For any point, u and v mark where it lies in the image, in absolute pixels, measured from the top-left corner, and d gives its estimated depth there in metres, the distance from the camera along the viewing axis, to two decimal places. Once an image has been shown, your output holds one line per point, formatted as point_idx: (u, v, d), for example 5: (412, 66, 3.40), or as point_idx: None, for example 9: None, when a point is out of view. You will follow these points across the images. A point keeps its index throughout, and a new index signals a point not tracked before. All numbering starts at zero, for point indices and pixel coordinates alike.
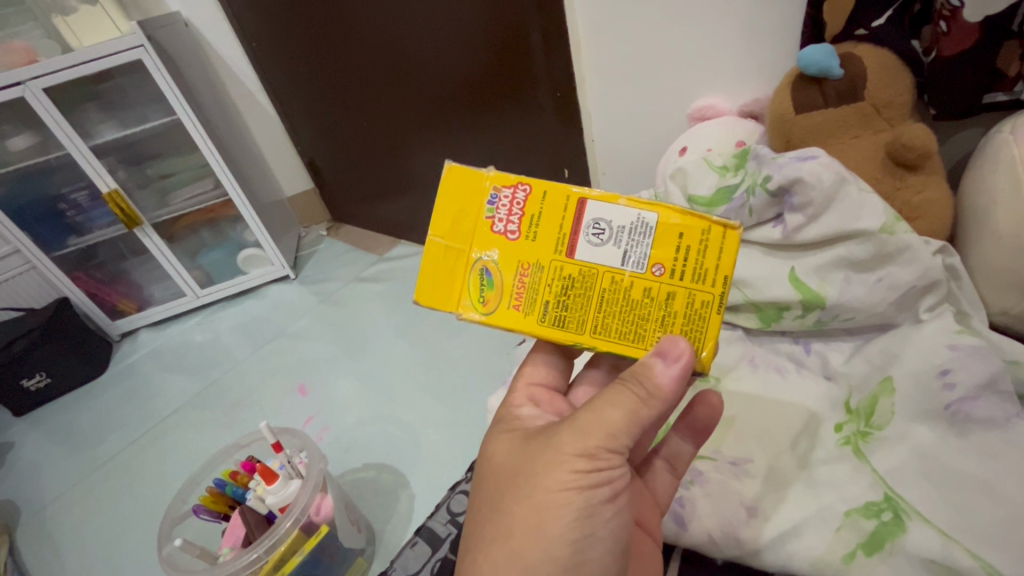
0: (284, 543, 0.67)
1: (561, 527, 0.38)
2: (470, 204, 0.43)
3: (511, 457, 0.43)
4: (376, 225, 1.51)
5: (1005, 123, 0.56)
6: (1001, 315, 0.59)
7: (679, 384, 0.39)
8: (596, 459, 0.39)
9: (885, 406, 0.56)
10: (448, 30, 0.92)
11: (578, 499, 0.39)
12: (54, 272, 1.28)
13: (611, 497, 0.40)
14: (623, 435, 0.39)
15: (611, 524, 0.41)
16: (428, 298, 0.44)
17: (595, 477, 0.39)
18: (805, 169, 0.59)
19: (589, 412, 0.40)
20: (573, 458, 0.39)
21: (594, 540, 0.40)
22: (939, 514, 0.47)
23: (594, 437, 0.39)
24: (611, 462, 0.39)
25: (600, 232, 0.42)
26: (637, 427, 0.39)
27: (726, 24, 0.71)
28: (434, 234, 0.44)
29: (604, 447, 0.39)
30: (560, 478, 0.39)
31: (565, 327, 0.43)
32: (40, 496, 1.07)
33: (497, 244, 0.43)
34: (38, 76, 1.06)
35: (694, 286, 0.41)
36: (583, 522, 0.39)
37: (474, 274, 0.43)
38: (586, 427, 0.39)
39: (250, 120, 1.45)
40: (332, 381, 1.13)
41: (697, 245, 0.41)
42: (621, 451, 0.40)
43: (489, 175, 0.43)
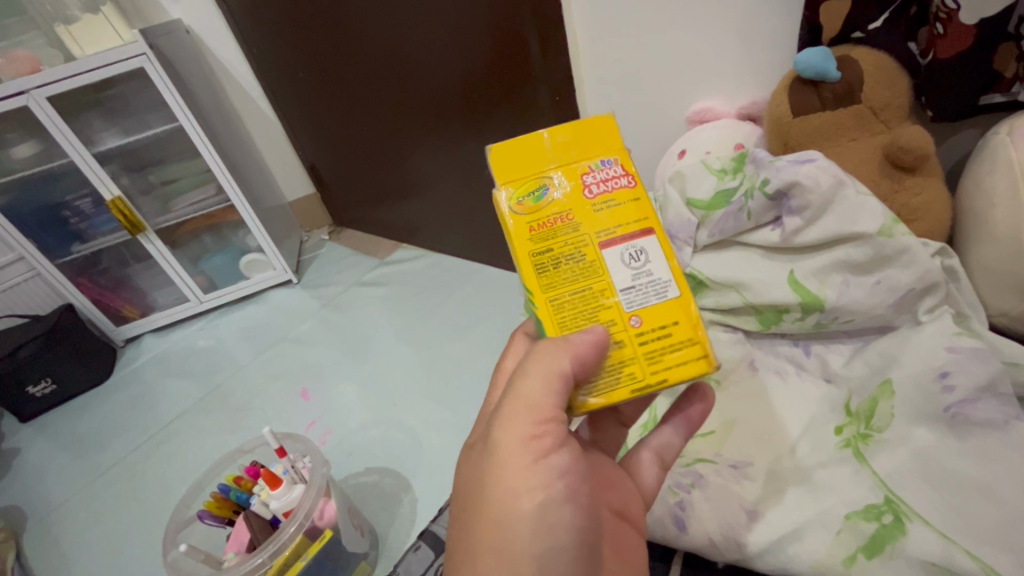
0: (288, 548, 0.68)
1: (523, 535, 0.39)
2: (592, 146, 0.43)
3: (467, 464, 0.43)
4: (377, 230, 1.52)
5: (1002, 125, 0.57)
6: (1001, 317, 0.59)
7: (590, 358, 0.38)
8: (531, 440, 0.39)
9: (885, 409, 0.56)
10: (446, 37, 0.92)
11: (534, 500, 0.39)
12: (58, 278, 1.29)
13: (562, 479, 0.40)
14: (546, 404, 0.39)
15: (572, 511, 0.41)
16: (495, 157, 0.43)
17: (541, 458, 0.39)
18: (802, 172, 0.59)
19: (513, 395, 0.40)
20: (514, 447, 0.39)
21: (559, 534, 0.40)
22: (938, 516, 0.48)
23: (527, 426, 0.39)
24: (548, 438, 0.39)
25: (635, 257, 0.41)
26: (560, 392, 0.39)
27: (722, 29, 0.72)
28: (547, 131, 0.43)
29: (533, 428, 0.39)
30: (510, 485, 0.39)
31: (538, 278, 0.41)
32: (47, 502, 1.07)
33: (572, 184, 0.42)
34: (42, 85, 1.07)
35: (642, 362, 0.40)
36: (543, 522, 0.39)
37: (534, 182, 0.42)
38: (515, 412, 0.39)
39: (252, 126, 1.46)
40: (335, 386, 1.14)
41: (678, 340, 0.40)
42: (552, 420, 0.39)
43: (623, 148, 0.43)
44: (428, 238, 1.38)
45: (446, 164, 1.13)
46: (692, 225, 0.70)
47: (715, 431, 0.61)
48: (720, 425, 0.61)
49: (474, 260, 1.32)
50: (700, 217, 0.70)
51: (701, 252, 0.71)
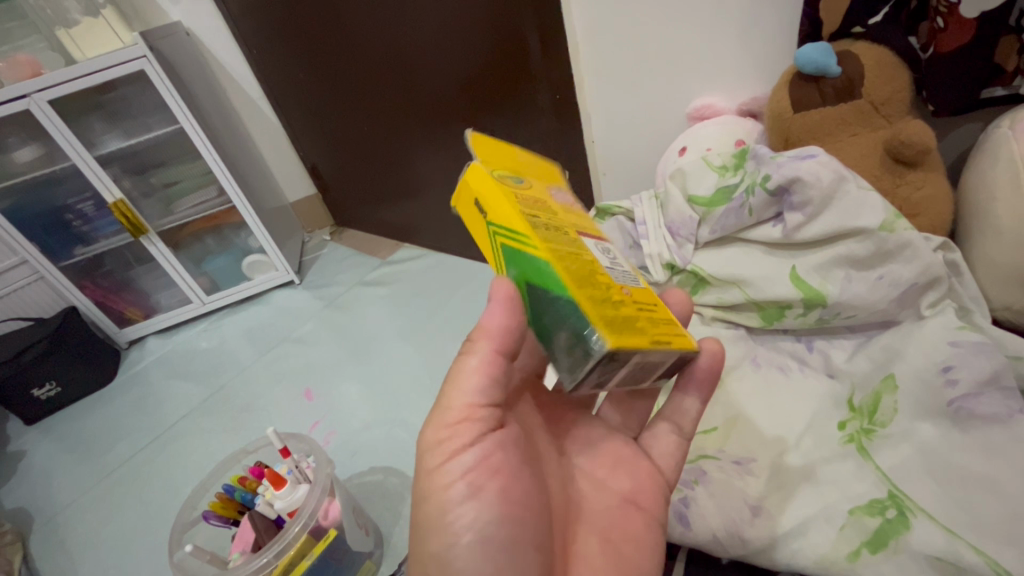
0: (293, 548, 0.68)
1: (429, 533, 0.41)
2: (550, 177, 0.49)
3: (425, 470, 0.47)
4: (379, 229, 1.52)
5: (1003, 119, 0.57)
6: (1003, 310, 0.59)
7: (512, 322, 0.40)
8: (443, 442, 0.42)
9: (888, 404, 0.56)
10: (445, 37, 0.92)
11: (440, 499, 0.41)
12: (62, 281, 1.29)
13: (467, 479, 0.41)
14: (458, 404, 0.42)
15: (479, 509, 0.40)
16: (475, 141, 0.44)
17: (452, 454, 0.41)
18: (803, 168, 0.59)
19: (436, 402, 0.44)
20: (433, 448, 0.42)
21: (458, 532, 0.40)
22: (942, 510, 0.47)
23: (438, 427, 0.42)
24: (461, 435, 0.41)
25: (609, 251, 0.43)
26: (472, 389, 0.42)
27: (721, 27, 0.71)
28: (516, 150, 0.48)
29: (443, 430, 0.41)
30: (425, 484, 0.42)
31: (535, 225, 0.39)
32: (53, 503, 1.08)
33: (542, 188, 0.45)
34: (43, 89, 1.07)
35: (649, 322, 0.38)
36: (443, 522, 0.40)
37: (511, 173, 0.44)
38: (434, 418, 0.43)
39: (253, 128, 1.47)
40: (338, 386, 1.14)
41: (666, 317, 0.41)
42: (469, 419, 0.42)
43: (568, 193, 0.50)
44: (429, 238, 1.39)
45: (446, 163, 1.14)
46: (693, 222, 0.71)
47: (717, 428, 0.61)
48: (722, 422, 0.61)
49: (475, 259, 1.32)
50: (702, 213, 0.70)
51: (703, 248, 0.71)
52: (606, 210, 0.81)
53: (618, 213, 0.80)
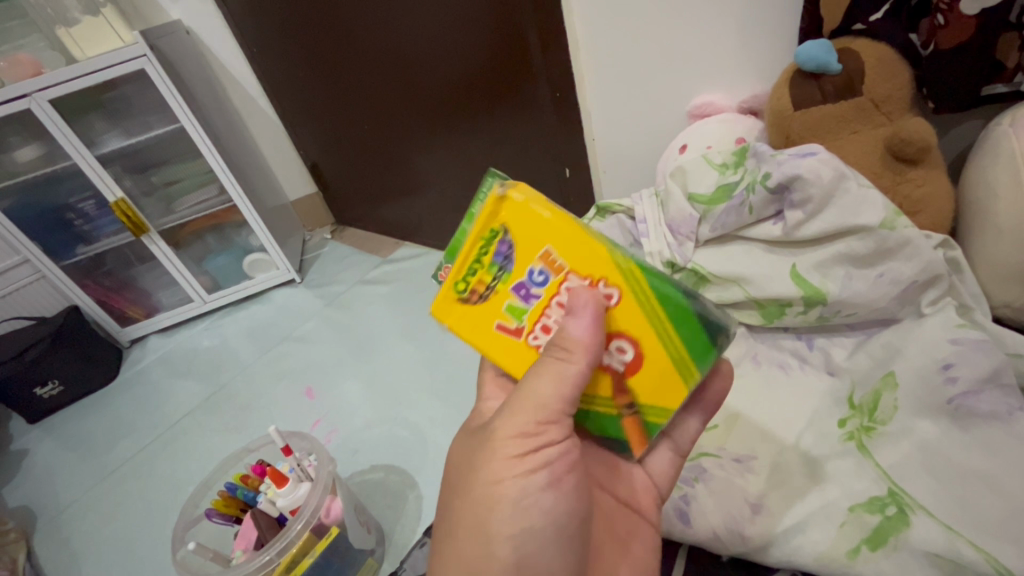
0: (296, 545, 0.68)
1: (499, 515, 0.42)
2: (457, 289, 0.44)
3: (463, 452, 0.47)
4: (380, 227, 1.52)
5: (1004, 116, 0.57)
6: (1004, 308, 0.59)
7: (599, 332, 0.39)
8: (528, 435, 0.42)
9: (888, 401, 0.56)
10: (444, 34, 0.92)
11: (515, 487, 0.42)
12: (64, 280, 1.30)
13: (547, 471, 0.43)
14: (553, 406, 0.41)
15: (553, 499, 0.43)
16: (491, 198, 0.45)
17: (534, 454, 0.42)
18: (803, 166, 0.59)
19: (521, 392, 0.41)
20: (510, 442, 0.42)
21: (535, 519, 0.43)
22: (942, 508, 0.48)
23: (522, 422, 0.42)
24: (545, 435, 0.42)
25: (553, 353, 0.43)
26: (568, 396, 0.40)
27: (721, 25, 0.71)
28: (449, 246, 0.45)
29: (534, 425, 0.41)
30: (495, 470, 0.43)
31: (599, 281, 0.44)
32: (57, 501, 1.08)
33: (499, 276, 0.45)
34: (44, 88, 1.07)
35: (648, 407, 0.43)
36: (521, 509, 0.42)
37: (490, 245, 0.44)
38: (520, 412, 0.42)
39: (253, 126, 1.47)
40: (340, 384, 1.14)
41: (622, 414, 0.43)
42: (556, 422, 0.42)
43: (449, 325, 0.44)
44: (430, 236, 1.39)
45: (448, 161, 1.14)
46: (694, 220, 0.70)
47: (717, 426, 0.61)
48: (722, 420, 0.61)
49: None
50: (702, 211, 0.70)
51: (703, 246, 0.71)
52: (606, 208, 0.81)
53: (619, 211, 0.80)
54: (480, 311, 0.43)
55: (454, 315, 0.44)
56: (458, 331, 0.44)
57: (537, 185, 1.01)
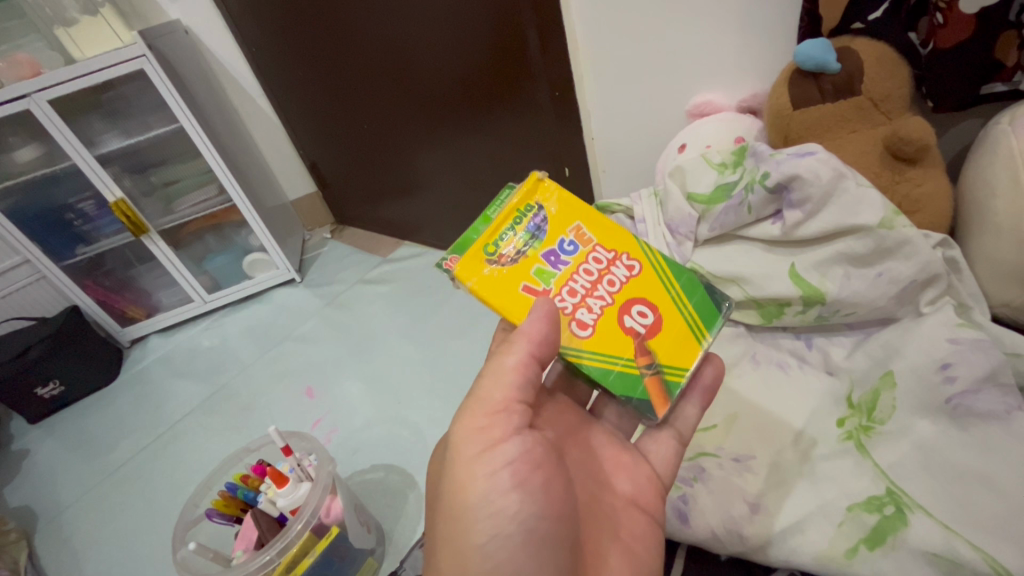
0: (296, 545, 0.68)
1: (469, 521, 0.43)
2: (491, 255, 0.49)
3: (439, 467, 0.49)
4: (379, 226, 1.52)
5: (1003, 115, 0.56)
6: (1003, 307, 0.59)
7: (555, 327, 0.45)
8: (482, 432, 0.44)
9: (887, 401, 0.56)
10: (443, 33, 0.92)
11: (480, 490, 0.43)
12: (64, 281, 1.30)
13: (509, 469, 0.43)
14: (499, 397, 0.45)
15: (521, 501, 0.43)
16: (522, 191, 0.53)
17: (491, 453, 0.43)
18: (801, 166, 0.59)
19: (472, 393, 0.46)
20: (467, 444, 0.44)
21: (507, 523, 0.42)
22: (940, 507, 0.48)
23: (475, 419, 0.44)
24: (496, 430, 0.44)
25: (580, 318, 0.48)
26: (512, 386, 0.45)
27: (720, 23, 0.71)
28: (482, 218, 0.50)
29: (481, 420, 0.44)
30: (459, 475, 0.44)
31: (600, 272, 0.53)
32: (58, 501, 1.09)
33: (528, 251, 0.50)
34: (43, 88, 1.07)
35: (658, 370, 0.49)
36: (489, 512, 0.42)
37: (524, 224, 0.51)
38: (471, 409, 0.45)
39: (252, 125, 1.46)
40: (340, 383, 1.14)
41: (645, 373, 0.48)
42: (506, 414, 0.45)
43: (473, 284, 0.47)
44: (429, 235, 1.39)
45: (447, 160, 1.14)
46: (693, 220, 0.71)
47: (716, 426, 0.61)
48: (721, 419, 0.61)
49: None
50: (701, 211, 0.70)
51: (702, 246, 0.71)
52: (606, 207, 0.81)
53: (618, 211, 0.80)
54: (512, 271, 0.48)
55: (481, 274, 0.48)
56: (482, 290, 0.47)
57: None
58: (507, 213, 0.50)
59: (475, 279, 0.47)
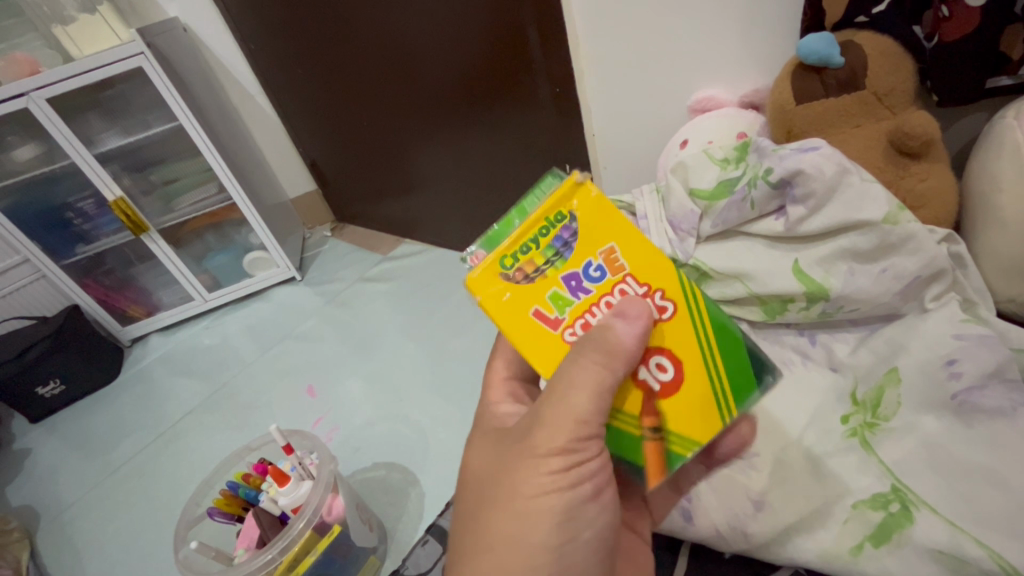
0: (298, 543, 0.68)
1: (547, 532, 0.41)
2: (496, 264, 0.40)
3: (490, 462, 0.45)
4: (379, 224, 1.52)
5: (1008, 110, 0.56)
6: (1008, 303, 0.59)
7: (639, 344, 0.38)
8: (568, 450, 0.41)
9: (891, 398, 0.55)
10: (442, 29, 0.92)
11: (555, 504, 0.42)
12: (64, 280, 1.29)
13: (593, 483, 0.42)
14: (590, 418, 0.40)
15: (598, 511, 0.44)
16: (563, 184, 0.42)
17: (574, 472, 0.41)
18: (805, 161, 0.59)
19: (555, 403, 0.40)
20: (549, 457, 0.41)
21: (582, 531, 0.43)
22: (945, 504, 0.47)
23: (559, 435, 0.41)
24: (585, 450, 0.41)
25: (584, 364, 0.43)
26: (608, 408, 0.40)
27: (721, 18, 0.71)
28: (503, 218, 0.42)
29: (574, 441, 0.40)
30: (541, 486, 0.41)
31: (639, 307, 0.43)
32: (60, 501, 1.08)
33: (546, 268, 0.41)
34: (42, 86, 1.06)
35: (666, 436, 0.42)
36: (566, 523, 0.42)
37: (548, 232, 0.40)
38: (554, 424, 0.41)
39: (252, 124, 1.46)
40: (340, 381, 1.14)
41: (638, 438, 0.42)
42: (593, 436, 0.41)
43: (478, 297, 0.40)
44: (430, 232, 1.39)
45: (448, 157, 1.14)
46: (695, 216, 0.70)
47: None
48: None
49: None
50: (704, 207, 0.70)
51: (705, 242, 0.70)
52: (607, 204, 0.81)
53: (620, 208, 0.79)
54: (519, 290, 0.40)
55: (492, 290, 0.40)
56: (490, 308, 0.40)
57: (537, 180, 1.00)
58: (533, 220, 0.40)
59: (485, 299, 0.40)
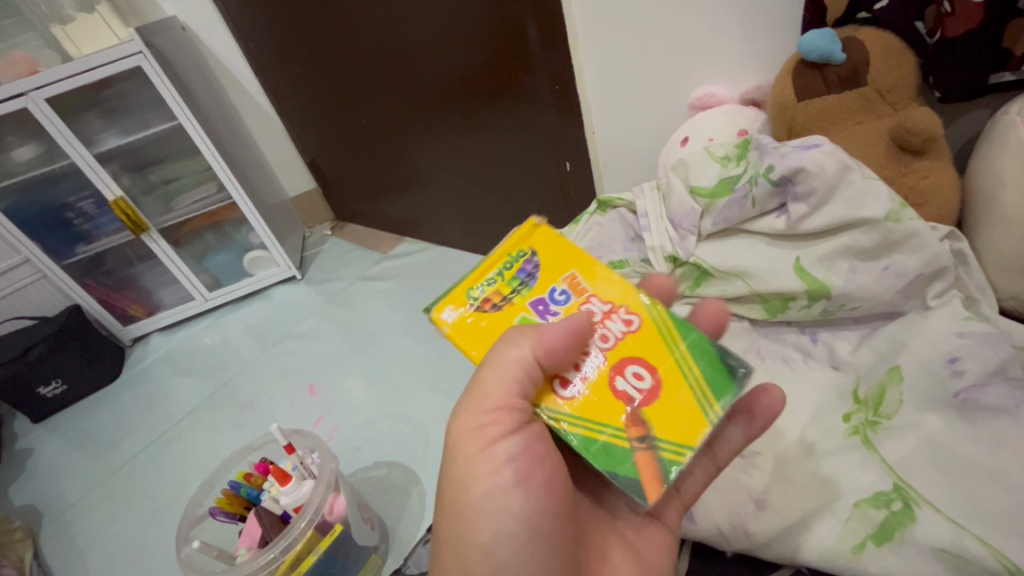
0: (300, 542, 0.68)
1: (472, 519, 0.42)
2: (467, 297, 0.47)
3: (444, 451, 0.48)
4: (379, 222, 1.52)
5: (1012, 105, 0.55)
6: (1011, 300, 0.58)
7: (564, 338, 0.40)
8: (481, 429, 0.42)
9: (893, 396, 0.55)
10: (440, 28, 0.91)
11: (482, 489, 0.42)
12: (65, 280, 1.29)
13: (511, 467, 0.41)
14: (497, 392, 0.41)
15: (526, 503, 0.42)
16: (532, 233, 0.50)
17: (491, 451, 0.41)
18: (807, 158, 0.58)
19: (474, 382, 0.42)
20: (468, 438, 0.42)
21: (510, 521, 0.42)
22: (948, 503, 0.47)
23: (475, 414, 0.42)
24: (498, 426, 0.41)
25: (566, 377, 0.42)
26: (511, 380, 0.40)
27: (722, 15, 0.70)
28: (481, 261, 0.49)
29: (485, 415, 0.41)
30: (460, 471, 0.42)
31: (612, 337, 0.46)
32: (62, 500, 1.09)
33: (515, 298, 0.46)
34: (40, 86, 1.06)
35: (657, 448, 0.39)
36: (493, 510, 0.41)
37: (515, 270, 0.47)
38: (471, 403, 0.42)
39: (251, 123, 1.46)
40: (341, 380, 1.14)
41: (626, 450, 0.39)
42: (506, 411, 0.41)
43: (448, 325, 0.46)
44: (430, 231, 1.38)
45: (448, 156, 1.13)
46: (696, 214, 0.70)
47: None
48: None
49: (475, 252, 1.32)
50: (705, 205, 0.69)
51: (706, 240, 0.70)
52: (608, 202, 0.81)
53: (620, 206, 0.79)
54: (485, 314, 0.46)
55: (460, 316, 0.46)
56: (456, 330, 0.45)
57: (538, 178, 1.00)
58: (499, 255, 0.48)
59: (451, 320, 0.46)
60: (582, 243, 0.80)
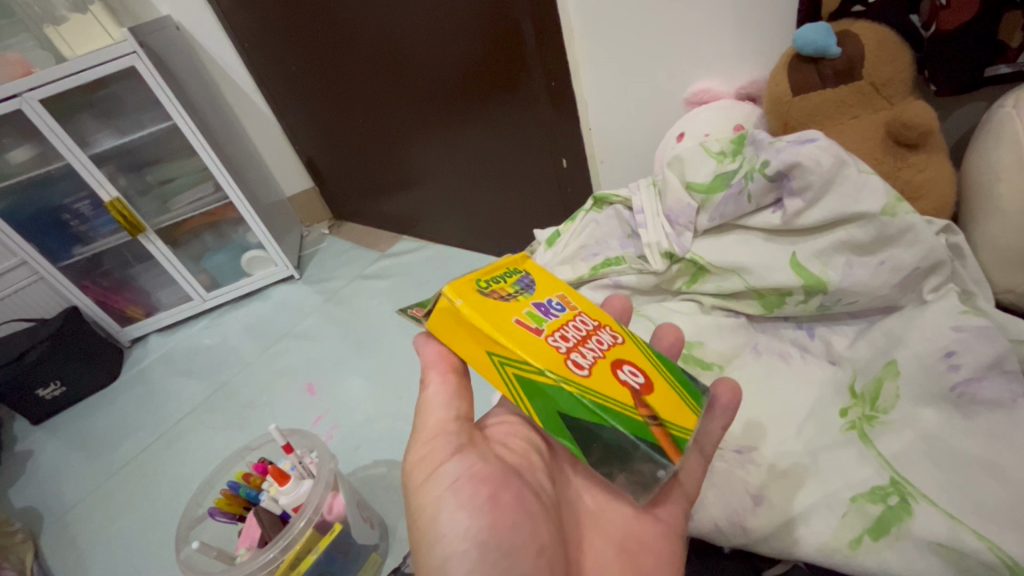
0: (299, 542, 0.68)
1: (427, 550, 0.40)
2: (475, 286, 0.43)
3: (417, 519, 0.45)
4: (377, 221, 1.52)
5: (1008, 98, 0.55)
6: (1007, 293, 0.58)
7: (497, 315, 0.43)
8: (428, 460, 0.43)
9: (890, 390, 0.56)
10: (435, 24, 0.91)
11: (430, 510, 0.41)
12: (62, 281, 1.29)
13: (454, 489, 0.41)
14: (433, 422, 0.44)
15: (473, 518, 0.40)
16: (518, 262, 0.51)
17: (434, 474, 0.42)
18: (802, 153, 0.58)
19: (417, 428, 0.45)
20: (416, 473, 0.43)
21: (458, 543, 0.39)
22: (944, 496, 0.47)
23: (419, 448, 0.44)
24: (439, 449, 0.42)
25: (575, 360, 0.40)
26: (439, 406, 0.44)
27: (716, 10, 0.70)
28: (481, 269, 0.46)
29: (426, 444, 0.43)
30: (416, 505, 0.42)
31: None
32: (61, 503, 1.08)
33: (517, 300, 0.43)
34: (34, 87, 1.06)
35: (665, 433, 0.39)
36: (441, 530, 0.40)
37: (513, 279, 0.46)
38: (417, 444, 0.44)
39: (247, 122, 1.45)
40: (340, 380, 1.14)
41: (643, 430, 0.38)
42: (442, 435, 0.43)
43: (462, 304, 0.40)
44: (428, 229, 1.38)
45: (445, 153, 1.13)
46: (692, 210, 0.69)
47: None
48: None
49: (474, 250, 1.32)
50: (700, 201, 0.69)
51: (701, 236, 0.70)
52: (604, 199, 0.80)
53: (616, 202, 0.79)
54: (496, 302, 0.42)
55: (471, 297, 0.41)
56: (470, 309, 0.40)
57: (536, 174, 1.00)
58: (498, 267, 0.47)
59: (466, 298, 0.41)
60: (579, 241, 0.81)
